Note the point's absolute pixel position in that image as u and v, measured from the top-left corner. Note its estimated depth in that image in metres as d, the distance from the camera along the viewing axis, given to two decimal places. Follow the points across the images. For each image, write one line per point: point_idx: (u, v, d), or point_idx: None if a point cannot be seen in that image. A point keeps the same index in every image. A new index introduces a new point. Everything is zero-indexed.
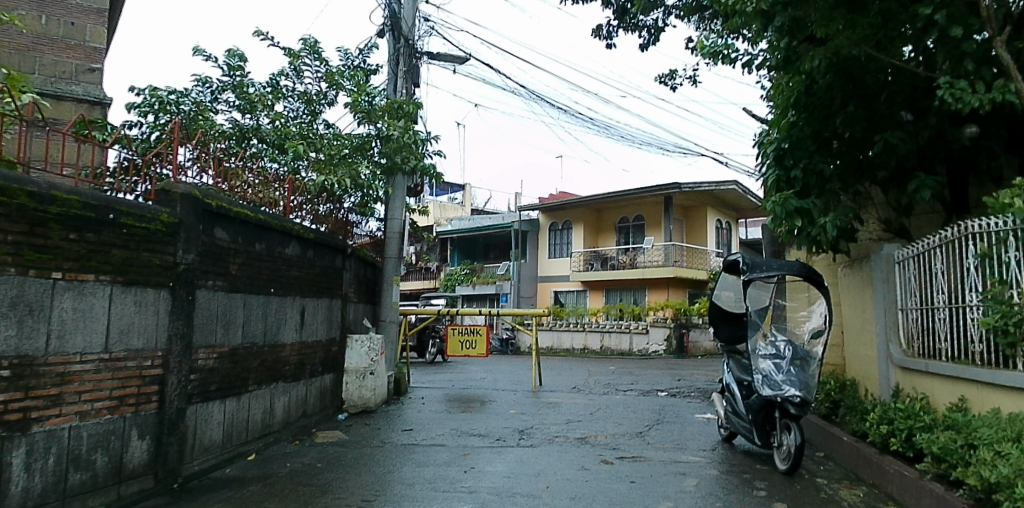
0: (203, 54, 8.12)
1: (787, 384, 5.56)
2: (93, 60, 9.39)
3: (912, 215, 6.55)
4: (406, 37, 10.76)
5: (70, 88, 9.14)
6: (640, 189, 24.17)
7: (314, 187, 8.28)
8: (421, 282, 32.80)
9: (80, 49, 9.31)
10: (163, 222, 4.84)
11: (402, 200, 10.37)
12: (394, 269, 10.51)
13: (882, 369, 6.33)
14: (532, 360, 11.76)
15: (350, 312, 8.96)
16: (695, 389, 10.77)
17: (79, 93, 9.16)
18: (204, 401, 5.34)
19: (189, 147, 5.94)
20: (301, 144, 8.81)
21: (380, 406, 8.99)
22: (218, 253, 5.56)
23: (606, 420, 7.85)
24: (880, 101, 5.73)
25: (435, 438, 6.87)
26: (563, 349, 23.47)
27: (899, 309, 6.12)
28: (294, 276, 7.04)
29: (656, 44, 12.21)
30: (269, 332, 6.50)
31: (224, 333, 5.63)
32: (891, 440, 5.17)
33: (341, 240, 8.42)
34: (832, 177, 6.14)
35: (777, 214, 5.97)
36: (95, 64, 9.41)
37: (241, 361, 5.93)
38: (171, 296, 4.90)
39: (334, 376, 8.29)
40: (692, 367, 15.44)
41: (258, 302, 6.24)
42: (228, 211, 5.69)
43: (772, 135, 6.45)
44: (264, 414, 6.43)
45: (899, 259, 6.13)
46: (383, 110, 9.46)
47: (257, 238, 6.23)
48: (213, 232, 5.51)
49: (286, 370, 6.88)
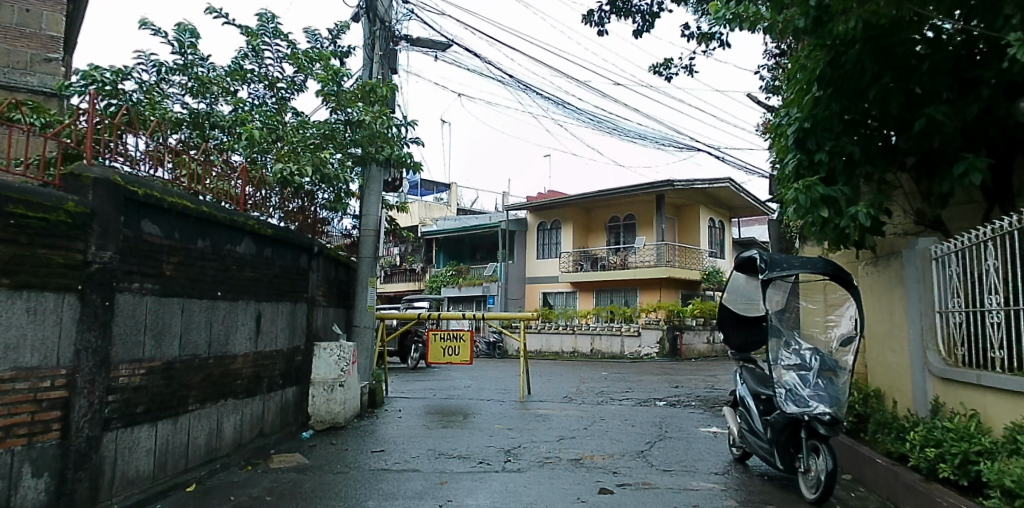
0: (151, 27, 7.14)
1: (816, 400, 4.85)
2: (51, 50, 8.26)
3: (947, 206, 5.82)
4: (382, 19, 9.87)
5: (24, 80, 8.05)
6: (632, 188, 23.42)
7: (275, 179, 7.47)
8: (405, 283, 31.81)
9: (36, 38, 8.18)
10: (69, 213, 3.96)
11: (378, 194, 9.53)
12: (370, 271, 9.61)
13: (918, 379, 5.63)
14: (520, 367, 10.92)
15: (318, 318, 8.10)
16: (695, 398, 9.99)
17: (35, 85, 8.09)
18: (128, 426, 4.49)
19: (137, 137, 5.29)
20: (256, 130, 7.87)
21: (352, 422, 8.14)
22: (147, 251, 4.67)
23: (603, 437, 7.05)
24: (922, 71, 4.98)
25: (409, 461, 6.04)
26: (552, 353, 22.67)
27: (939, 312, 5.42)
28: (247, 278, 6.16)
29: (652, 30, 11.44)
30: (216, 343, 5.63)
31: (154, 345, 4.77)
32: (940, 465, 4.48)
33: (308, 238, 7.56)
34: (861, 161, 5.39)
35: (799, 204, 5.23)
36: (53, 54, 8.27)
37: (179, 377, 5.06)
38: (79, 302, 4.03)
39: (300, 389, 7.45)
40: (689, 373, 14.66)
41: (201, 309, 5.37)
42: (160, 200, 4.78)
43: (790, 114, 5.70)
44: (209, 437, 5.57)
45: (938, 256, 5.43)
46: (355, 96, 8.59)
47: (199, 233, 5.34)
48: (140, 226, 4.61)
49: (237, 385, 6.02)
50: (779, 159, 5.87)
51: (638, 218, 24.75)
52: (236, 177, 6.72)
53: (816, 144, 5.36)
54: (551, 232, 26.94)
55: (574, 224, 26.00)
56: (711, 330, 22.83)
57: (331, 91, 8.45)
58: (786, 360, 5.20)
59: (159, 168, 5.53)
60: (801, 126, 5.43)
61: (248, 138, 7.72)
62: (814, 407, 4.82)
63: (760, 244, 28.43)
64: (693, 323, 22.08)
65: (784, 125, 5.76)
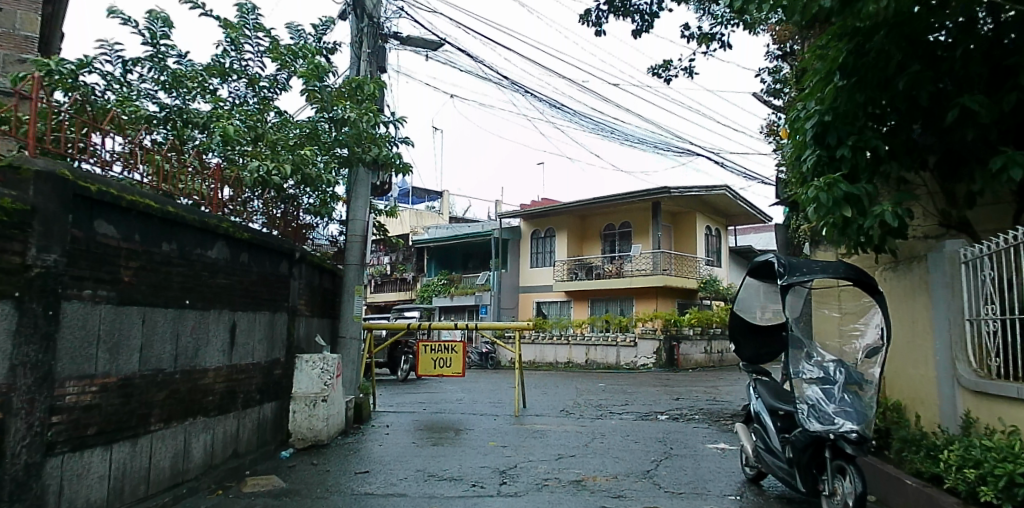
0: (121, 16, 6.70)
1: (842, 417, 4.43)
2: (24, 51, 7.76)
3: (976, 205, 5.40)
4: (371, 15, 9.43)
5: None
6: (628, 195, 23.03)
7: (251, 178, 6.99)
8: (396, 293, 31.25)
9: (7, 37, 7.70)
10: (5, 210, 3.48)
11: (366, 198, 9.08)
12: (357, 278, 9.10)
13: (948, 393, 5.15)
14: (514, 379, 10.44)
15: (301, 328, 7.60)
16: (698, 411, 9.54)
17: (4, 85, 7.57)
18: (77, 450, 3.99)
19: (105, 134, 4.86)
20: (230, 124, 7.34)
21: (336, 439, 7.63)
22: (101, 255, 4.19)
23: (605, 455, 6.59)
24: (955, 58, 4.56)
25: (395, 485, 5.53)
26: (546, 363, 22.20)
27: (969, 319, 4.95)
28: (220, 285, 5.67)
29: (650, 31, 11.07)
30: (184, 356, 5.14)
31: (109, 360, 4.28)
32: (982, 488, 3.98)
33: (290, 243, 7.08)
34: (885, 156, 5.00)
35: (820, 203, 4.86)
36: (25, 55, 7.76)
37: (138, 394, 4.57)
38: (17, 311, 3.54)
39: (279, 404, 6.96)
40: (689, 384, 14.19)
41: (166, 319, 4.89)
42: (118, 198, 4.30)
43: (808, 107, 5.33)
44: (175, 460, 5.07)
45: (968, 259, 4.98)
46: (341, 94, 8.14)
47: (164, 236, 4.85)
48: (94, 227, 4.13)
49: (209, 402, 5.53)
50: (795, 156, 5.48)
51: (633, 225, 24.36)
52: (211, 177, 6.26)
53: (837, 139, 4.99)
54: (545, 240, 26.52)
55: (568, 232, 25.60)
56: (708, 339, 22.40)
57: (315, 89, 8.00)
58: (808, 373, 4.78)
59: (125, 166, 5.06)
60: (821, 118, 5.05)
61: (220, 134, 7.23)
62: (840, 424, 4.39)
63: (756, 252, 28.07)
64: (690, 332, 21.63)
65: (800, 119, 5.38)
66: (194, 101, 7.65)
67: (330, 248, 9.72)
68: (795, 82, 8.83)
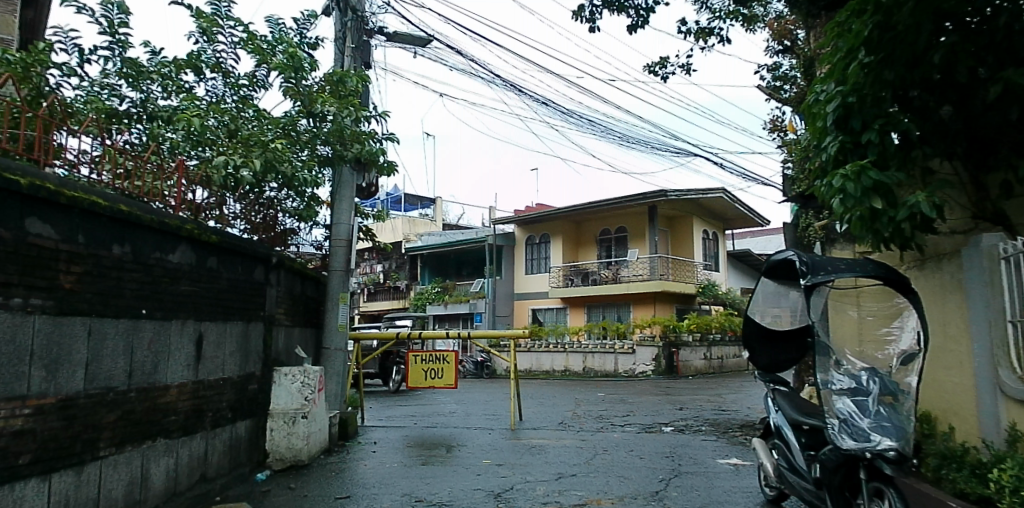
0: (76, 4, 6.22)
1: (878, 434, 3.94)
2: None
3: (1014, 196, 4.92)
4: (354, 8, 8.93)
5: None
6: (624, 199, 22.58)
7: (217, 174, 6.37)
8: (389, 302, 30.69)
9: None
10: None
11: (350, 200, 8.57)
12: (341, 285, 8.53)
13: (989, 402, 4.67)
14: (510, 390, 9.89)
15: (279, 339, 7.05)
16: (704, 422, 9.01)
17: None
18: (4, 483, 3.44)
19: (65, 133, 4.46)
20: (196, 116, 6.75)
21: (318, 458, 7.07)
22: (35, 259, 3.66)
23: (608, 474, 6.05)
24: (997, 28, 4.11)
25: None
26: (543, 372, 21.67)
27: (1011, 320, 4.46)
28: (184, 292, 5.14)
29: (647, 25, 10.63)
30: (140, 372, 4.60)
31: (46, 378, 3.74)
32: None
33: (266, 248, 6.52)
34: (917, 140, 4.53)
35: (847, 194, 4.41)
36: None
37: (83, 417, 4.02)
38: None
39: (255, 421, 6.41)
40: (691, 392, 13.65)
41: (117, 330, 4.35)
42: (57, 195, 3.78)
43: (828, 89, 4.84)
44: (131, 488, 4.51)
45: (1008, 254, 4.49)
46: (321, 88, 7.61)
47: (114, 238, 4.32)
48: (27, 227, 3.61)
49: (171, 423, 4.98)
50: (814, 145, 5.02)
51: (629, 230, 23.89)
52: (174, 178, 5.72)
53: (862, 123, 4.55)
54: (540, 246, 26.04)
55: (564, 237, 25.12)
56: (708, 345, 21.88)
57: (292, 84, 7.47)
58: (838, 383, 4.28)
59: (81, 168, 4.59)
60: (844, 100, 4.59)
61: (188, 129, 6.67)
62: (877, 442, 3.90)
63: (754, 256, 27.61)
64: (690, 339, 21.11)
65: (819, 103, 4.88)
66: (167, 99, 7.19)
67: (315, 254, 9.18)
68: (802, 74, 8.38)
